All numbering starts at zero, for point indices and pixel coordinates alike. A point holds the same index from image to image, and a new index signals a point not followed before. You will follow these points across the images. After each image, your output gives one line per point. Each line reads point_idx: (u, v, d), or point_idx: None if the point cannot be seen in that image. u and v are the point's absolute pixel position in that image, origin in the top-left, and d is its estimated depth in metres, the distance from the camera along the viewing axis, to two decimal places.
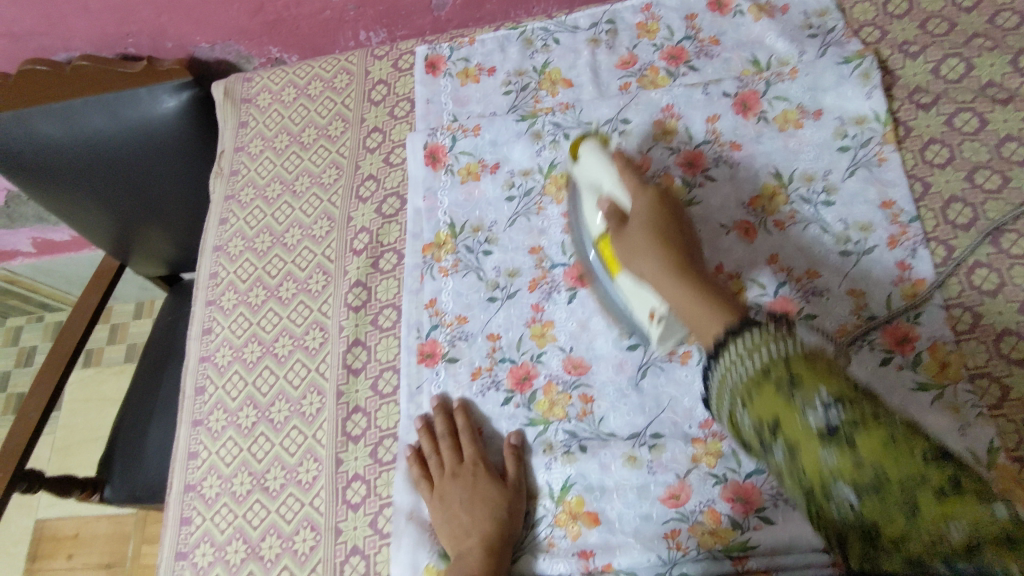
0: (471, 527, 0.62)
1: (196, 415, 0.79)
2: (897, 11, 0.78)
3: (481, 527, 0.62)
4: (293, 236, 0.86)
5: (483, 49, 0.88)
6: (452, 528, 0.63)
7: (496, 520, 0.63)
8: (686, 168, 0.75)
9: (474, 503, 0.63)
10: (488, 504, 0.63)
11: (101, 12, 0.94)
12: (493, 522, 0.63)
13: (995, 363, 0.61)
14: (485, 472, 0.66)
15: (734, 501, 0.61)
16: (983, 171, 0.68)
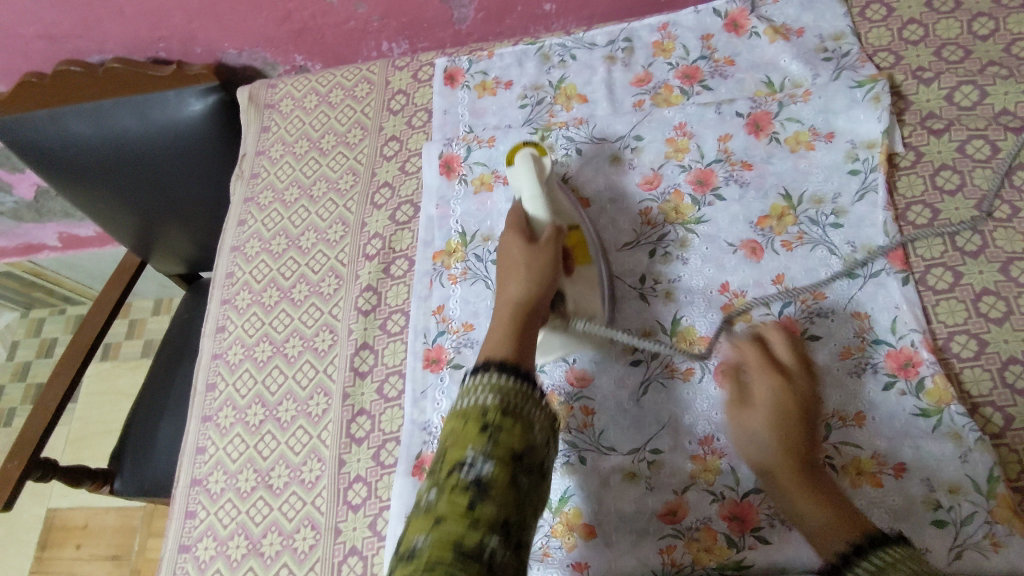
0: (529, 293, 0.62)
1: (205, 411, 0.81)
2: (912, 37, 0.78)
3: (514, 291, 0.62)
4: (308, 240, 0.88)
5: (501, 63, 0.89)
6: (508, 294, 0.62)
7: (525, 280, 0.62)
8: (695, 186, 0.75)
9: (526, 270, 0.63)
10: (523, 268, 0.63)
11: (134, 17, 0.98)
12: (519, 283, 0.62)
13: (998, 391, 0.61)
14: (508, 262, 0.65)
15: (731, 519, 0.61)
16: (993, 200, 0.68)
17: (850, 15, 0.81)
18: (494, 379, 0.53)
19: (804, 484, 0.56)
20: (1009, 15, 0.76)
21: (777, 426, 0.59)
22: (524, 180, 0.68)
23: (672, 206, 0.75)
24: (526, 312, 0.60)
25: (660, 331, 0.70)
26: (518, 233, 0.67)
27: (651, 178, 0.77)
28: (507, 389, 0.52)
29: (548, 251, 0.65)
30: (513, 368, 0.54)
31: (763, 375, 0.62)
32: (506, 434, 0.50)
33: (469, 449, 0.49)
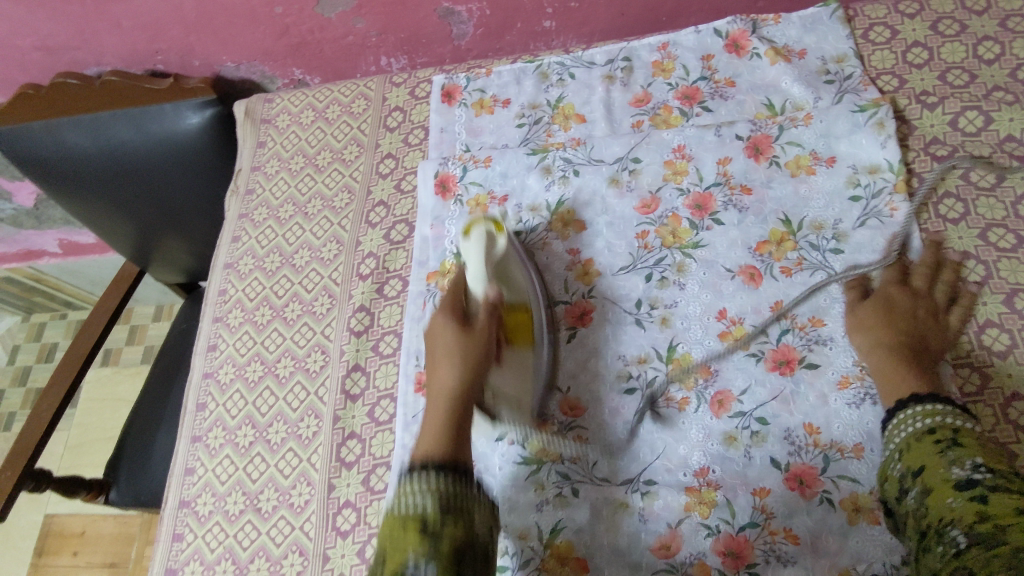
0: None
1: (196, 431, 0.80)
2: (916, 60, 0.77)
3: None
4: (302, 258, 0.87)
5: (499, 81, 0.88)
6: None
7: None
8: (693, 210, 0.74)
9: (459, 356, 0.60)
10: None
11: (132, 30, 0.97)
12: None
13: (1002, 427, 0.60)
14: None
15: (725, 555, 0.60)
16: (997, 229, 0.67)
17: (853, 37, 0.80)
18: (432, 480, 0.49)
19: (915, 380, 0.60)
20: (1015, 40, 0.75)
21: (882, 356, 0.62)
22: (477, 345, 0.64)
23: (670, 230, 0.74)
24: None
25: (655, 359, 0.69)
26: (458, 415, 0.62)
27: (649, 202, 0.76)
28: (445, 491, 0.48)
29: (480, 342, 0.61)
30: (450, 469, 0.50)
31: (897, 288, 0.65)
32: (449, 539, 0.46)
33: (409, 555, 0.45)
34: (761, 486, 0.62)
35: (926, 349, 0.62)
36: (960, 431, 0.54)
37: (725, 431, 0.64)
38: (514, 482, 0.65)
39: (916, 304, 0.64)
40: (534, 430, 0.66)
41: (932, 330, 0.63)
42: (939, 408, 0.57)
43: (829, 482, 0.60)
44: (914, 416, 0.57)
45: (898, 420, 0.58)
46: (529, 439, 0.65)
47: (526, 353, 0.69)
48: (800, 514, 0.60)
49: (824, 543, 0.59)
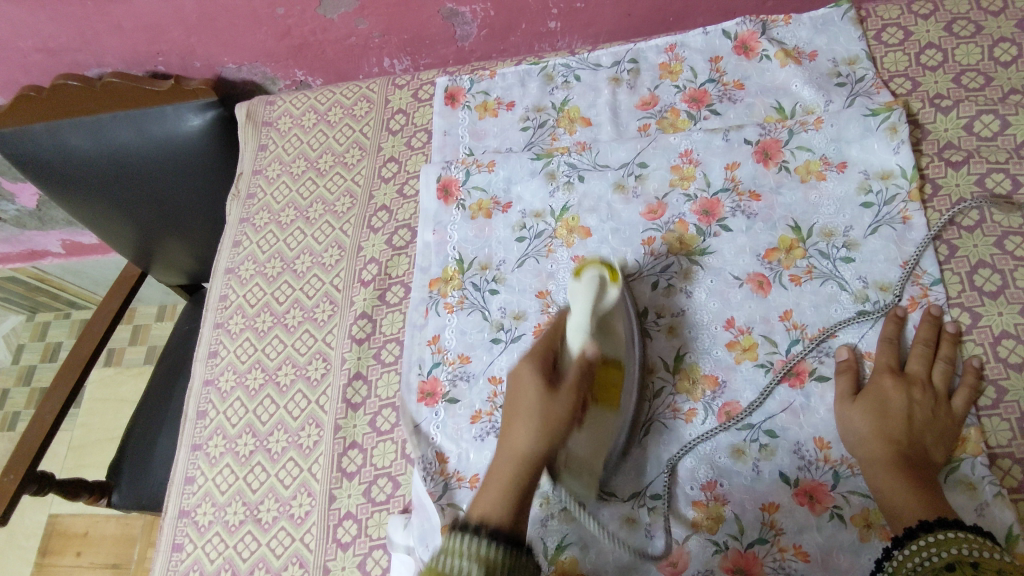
0: (537, 451, 0.53)
1: (196, 439, 0.79)
2: (930, 62, 0.75)
3: (521, 441, 0.54)
4: (303, 263, 0.86)
5: (503, 83, 0.87)
6: (514, 444, 0.54)
7: (535, 435, 0.54)
8: (701, 216, 0.73)
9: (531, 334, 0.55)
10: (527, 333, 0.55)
11: (133, 31, 0.96)
12: (527, 433, 0.54)
13: (1017, 442, 0.58)
14: (520, 394, 0.57)
15: (734, 572, 0.59)
16: (1014, 237, 0.65)
17: (865, 39, 0.78)
18: (481, 545, 0.47)
19: (910, 471, 0.56)
20: None
21: (880, 427, 0.58)
22: (579, 307, 0.60)
23: (676, 237, 0.72)
24: (529, 481, 0.52)
25: (663, 369, 0.68)
26: (541, 359, 0.58)
27: (655, 208, 0.74)
28: (491, 560, 0.47)
29: None
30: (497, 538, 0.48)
31: (890, 378, 0.61)
32: None
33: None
34: (770, 501, 0.60)
35: (929, 460, 0.57)
36: (981, 567, 0.48)
37: (733, 444, 0.63)
38: (583, 443, 0.59)
39: (912, 403, 0.59)
40: (612, 402, 0.61)
41: (932, 427, 0.58)
42: (957, 537, 0.50)
43: (839, 497, 0.59)
44: (929, 547, 0.51)
45: (910, 551, 0.52)
46: (606, 409, 0.61)
47: (623, 323, 0.65)
48: (810, 531, 0.58)
49: (835, 560, 0.57)
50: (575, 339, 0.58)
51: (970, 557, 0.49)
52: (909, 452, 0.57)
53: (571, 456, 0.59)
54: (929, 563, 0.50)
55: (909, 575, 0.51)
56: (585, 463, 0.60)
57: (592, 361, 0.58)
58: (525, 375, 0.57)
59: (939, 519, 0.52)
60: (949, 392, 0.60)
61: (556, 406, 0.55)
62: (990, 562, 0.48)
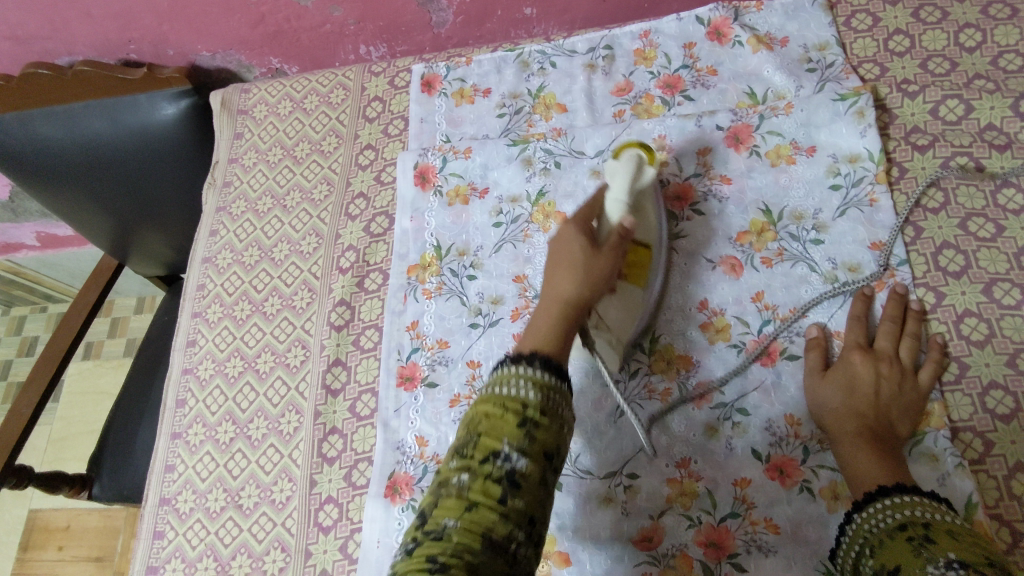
0: (581, 296, 0.54)
1: (175, 428, 0.79)
2: (898, 48, 0.76)
3: (565, 286, 0.54)
4: (281, 251, 0.86)
5: (479, 70, 0.87)
6: (556, 288, 0.55)
7: (579, 279, 0.54)
8: (675, 201, 0.74)
9: (582, 268, 0.55)
10: (576, 262, 0.55)
11: (103, 19, 0.95)
12: (573, 280, 0.54)
13: (978, 416, 0.60)
14: (559, 254, 0.57)
15: (707, 545, 0.60)
16: (977, 218, 0.67)
17: (835, 25, 0.79)
18: (532, 373, 0.48)
19: (876, 444, 0.57)
20: (996, 27, 0.74)
21: (849, 402, 0.60)
22: (618, 182, 0.63)
23: None
24: (569, 321, 0.53)
25: (639, 351, 0.69)
26: (583, 224, 0.59)
27: None
28: (546, 383, 0.47)
29: (606, 258, 0.56)
30: (547, 361, 0.49)
31: (858, 355, 0.62)
32: (543, 431, 0.46)
33: (505, 439, 0.44)
34: (742, 477, 0.62)
35: (895, 434, 0.59)
36: (932, 525, 0.49)
37: (707, 422, 0.64)
38: (616, 310, 0.63)
39: (880, 378, 0.61)
40: (640, 279, 0.65)
41: (898, 401, 0.60)
42: (913, 500, 0.52)
43: (809, 471, 0.61)
44: (886, 509, 0.52)
45: (868, 514, 0.54)
46: (633, 283, 0.64)
47: (652, 205, 0.68)
48: (781, 504, 0.60)
49: (804, 532, 0.59)
50: (614, 210, 0.61)
51: (923, 518, 0.50)
52: (876, 426, 0.59)
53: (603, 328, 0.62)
54: (882, 522, 0.52)
55: (866, 537, 0.53)
56: (610, 366, 0.63)
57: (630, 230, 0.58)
58: (569, 237, 0.58)
59: (899, 486, 0.54)
60: (915, 367, 0.62)
61: (599, 262, 0.56)
62: (942, 523, 0.49)
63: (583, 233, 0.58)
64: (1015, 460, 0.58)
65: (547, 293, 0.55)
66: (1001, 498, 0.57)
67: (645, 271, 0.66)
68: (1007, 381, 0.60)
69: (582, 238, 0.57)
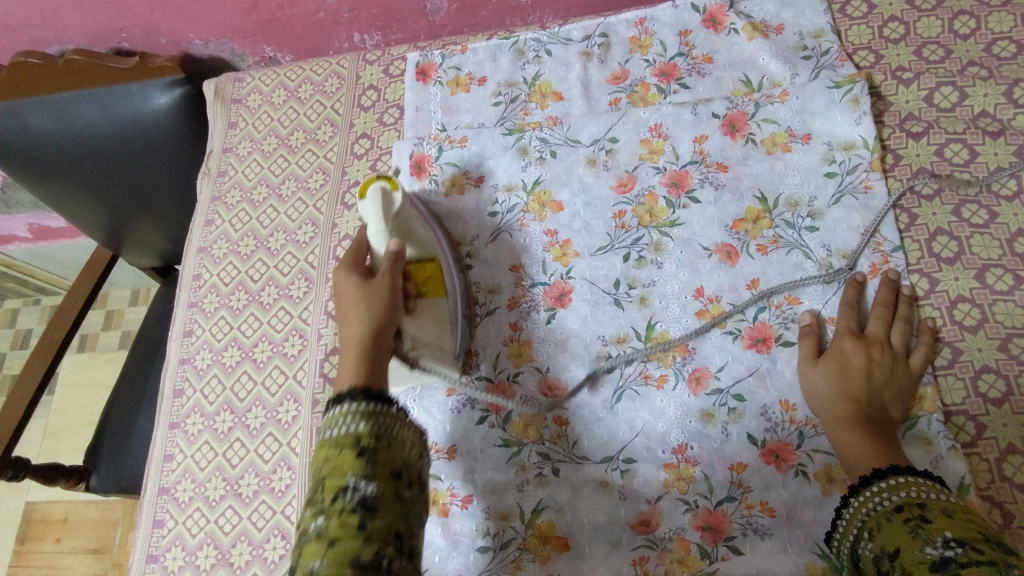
0: (372, 319, 0.58)
1: (173, 418, 0.80)
2: (892, 35, 0.76)
3: (354, 325, 0.58)
4: (277, 241, 0.86)
5: (474, 58, 0.87)
6: (346, 335, 0.57)
7: (365, 309, 0.58)
8: (670, 188, 0.74)
9: (365, 301, 0.59)
10: (358, 298, 0.59)
11: (94, 7, 0.94)
12: (359, 314, 0.58)
13: (971, 400, 0.61)
14: (342, 299, 0.60)
15: (703, 529, 0.61)
16: (971, 205, 0.67)
17: (830, 12, 0.79)
18: (359, 406, 0.50)
19: (869, 427, 0.58)
20: (990, 15, 0.74)
21: (841, 387, 0.60)
22: (374, 223, 0.66)
23: (647, 209, 0.74)
24: (372, 343, 0.56)
25: (634, 338, 0.69)
26: (351, 267, 0.62)
27: (625, 181, 0.75)
28: (372, 412, 0.49)
29: (382, 287, 0.60)
30: (365, 391, 0.51)
31: (850, 340, 0.63)
32: (382, 456, 0.48)
33: (349, 474, 0.46)
34: (738, 461, 0.63)
35: (889, 418, 0.60)
36: (928, 506, 0.50)
37: (703, 408, 0.65)
38: (421, 327, 0.66)
39: (872, 363, 0.61)
40: (437, 290, 0.69)
41: (890, 385, 0.61)
42: (908, 481, 0.53)
43: (804, 456, 0.61)
44: (882, 493, 0.53)
45: (864, 497, 0.54)
46: (432, 297, 0.68)
47: (420, 225, 0.72)
48: (776, 488, 0.61)
49: (799, 515, 0.60)
50: (378, 243, 0.65)
51: (919, 499, 0.51)
52: (868, 411, 0.59)
53: (415, 340, 0.65)
54: (872, 507, 0.53)
55: (864, 521, 0.53)
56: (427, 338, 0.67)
57: (399, 253, 0.64)
58: (343, 286, 0.61)
59: (892, 466, 0.54)
60: (907, 351, 0.63)
61: (379, 291, 0.60)
62: (936, 501, 0.50)
63: (356, 275, 0.61)
64: (1005, 443, 0.59)
65: (347, 341, 0.57)
66: (992, 481, 0.58)
67: (439, 280, 0.69)
68: (999, 364, 0.61)
69: (371, 288, 0.60)
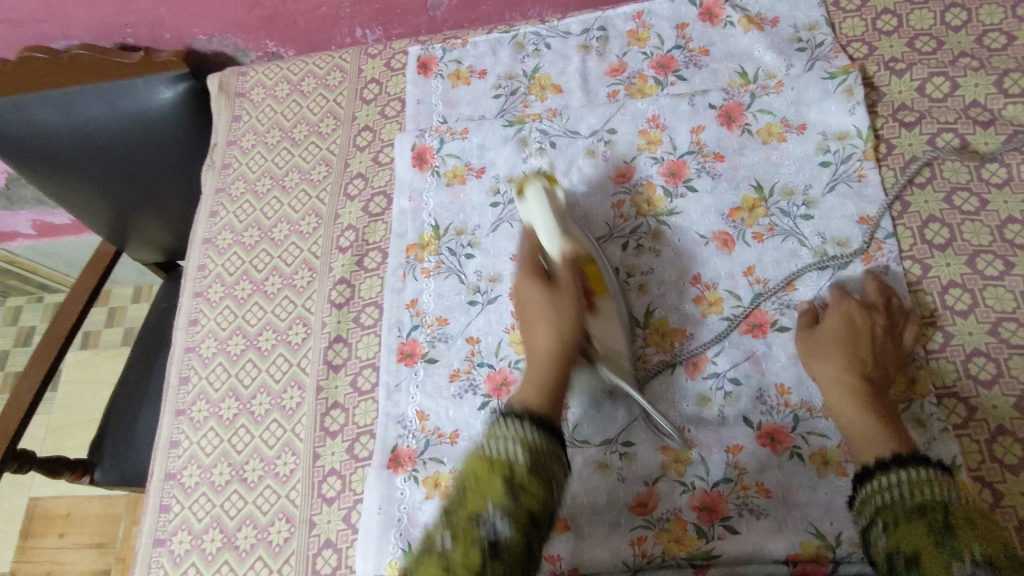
0: (556, 341, 0.62)
1: (179, 405, 0.81)
2: (886, 27, 0.78)
3: (545, 341, 0.62)
4: (281, 232, 0.87)
5: (475, 52, 0.88)
6: (537, 343, 0.63)
7: (552, 321, 0.62)
8: (668, 178, 0.75)
9: (553, 311, 0.62)
10: (549, 309, 0.63)
11: (99, 2, 0.95)
12: (549, 329, 0.62)
13: (963, 382, 0.62)
14: (527, 305, 0.65)
15: (700, 509, 0.62)
16: (962, 193, 0.69)
17: (824, 4, 0.80)
18: (524, 433, 0.53)
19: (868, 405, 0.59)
20: (981, 7, 0.76)
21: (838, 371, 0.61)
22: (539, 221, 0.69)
23: (645, 199, 0.75)
24: (560, 365, 0.61)
25: (633, 325, 0.70)
26: (534, 274, 0.66)
27: (624, 171, 0.77)
28: (532, 444, 0.52)
29: (568, 297, 0.63)
30: (536, 423, 0.54)
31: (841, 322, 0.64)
32: (529, 496, 0.50)
33: (491, 506, 0.49)
34: (734, 443, 0.64)
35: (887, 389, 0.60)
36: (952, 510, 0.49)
37: (700, 393, 0.66)
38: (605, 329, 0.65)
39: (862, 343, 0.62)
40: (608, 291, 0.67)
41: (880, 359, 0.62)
42: (930, 477, 0.52)
43: (799, 438, 0.63)
44: (904, 485, 0.52)
45: (883, 485, 0.53)
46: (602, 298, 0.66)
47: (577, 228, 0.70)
48: (771, 469, 0.62)
49: (794, 495, 0.61)
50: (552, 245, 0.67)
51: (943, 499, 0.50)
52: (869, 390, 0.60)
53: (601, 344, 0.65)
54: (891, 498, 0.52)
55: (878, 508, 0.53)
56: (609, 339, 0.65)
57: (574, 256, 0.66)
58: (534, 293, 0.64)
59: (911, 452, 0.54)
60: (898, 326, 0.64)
61: (567, 313, 0.63)
62: (960, 505, 0.50)
63: (539, 282, 0.65)
64: (996, 424, 0.60)
65: (545, 351, 0.61)
66: (983, 461, 0.59)
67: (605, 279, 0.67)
68: (990, 347, 0.63)
69: (549, 300, 0.63)
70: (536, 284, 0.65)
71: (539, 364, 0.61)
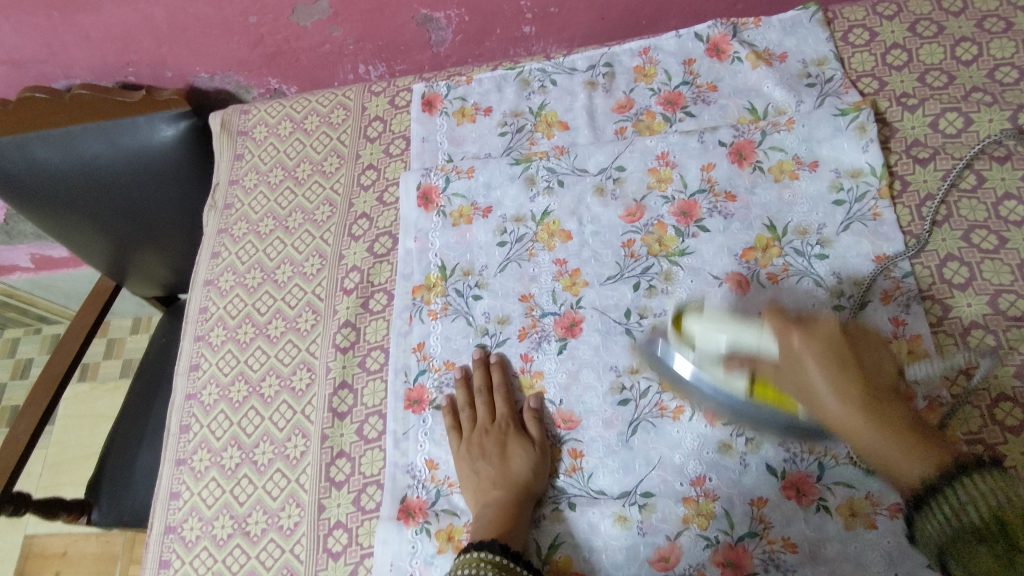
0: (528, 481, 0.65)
1: (180, 454, 0.79)
2: (895, 62, 0.77)
3: (517, 479, 0.65)
4: (284, 273, 0.86)
5: (480, 89, 0.88)
6: (509, 477, 0.65)
7: (522, 482, 0.65)
8: (679, 218, 0.74)
9: (532, 467, 0.66)
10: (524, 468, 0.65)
11: (101, 42, 0.95)
12: (521, 474, 0.65)
13: (990, 429, 0.60)
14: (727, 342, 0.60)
15: (725, 565, 0.60)
16: (980, 231, 0.67)
17: (833, 40, 0.80)
18: (489, 560, 0.57)
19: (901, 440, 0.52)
20: (992, 41, 0.75)
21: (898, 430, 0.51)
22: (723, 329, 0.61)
23: (656, 238, 0.74)
24: (520, 499, 0.64)
25: (648, 368, 0.68)
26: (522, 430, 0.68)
27: (634, 210, 0.75)
28: (497, 564, 0.56)
29: (539, 451, 0.67)
30: (497, 547, 0.58)
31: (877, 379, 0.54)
32: None
33: None
34: (758, 495, 0.62)
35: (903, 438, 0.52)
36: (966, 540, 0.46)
37: (720, 438, 0.64)
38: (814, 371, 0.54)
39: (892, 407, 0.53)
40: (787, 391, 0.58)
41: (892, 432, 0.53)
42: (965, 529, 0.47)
43: (825, 489, 0.61)
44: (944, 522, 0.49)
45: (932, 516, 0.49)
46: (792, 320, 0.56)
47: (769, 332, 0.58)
48: (797, 522, 0.60)
49: (822, 551, 0.59)
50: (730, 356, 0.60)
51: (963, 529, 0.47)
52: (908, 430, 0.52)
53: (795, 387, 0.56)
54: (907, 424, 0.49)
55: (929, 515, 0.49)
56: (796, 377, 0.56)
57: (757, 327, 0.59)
58: (791, 343, 0.55)
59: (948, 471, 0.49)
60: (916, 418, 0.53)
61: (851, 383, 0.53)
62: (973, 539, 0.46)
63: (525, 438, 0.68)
64: None
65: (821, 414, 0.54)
66: None
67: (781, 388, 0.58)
68: (1017, 392, 0.61)
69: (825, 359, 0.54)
70: (517, 438, 0.68)
71: (511, 479, 0.64)
